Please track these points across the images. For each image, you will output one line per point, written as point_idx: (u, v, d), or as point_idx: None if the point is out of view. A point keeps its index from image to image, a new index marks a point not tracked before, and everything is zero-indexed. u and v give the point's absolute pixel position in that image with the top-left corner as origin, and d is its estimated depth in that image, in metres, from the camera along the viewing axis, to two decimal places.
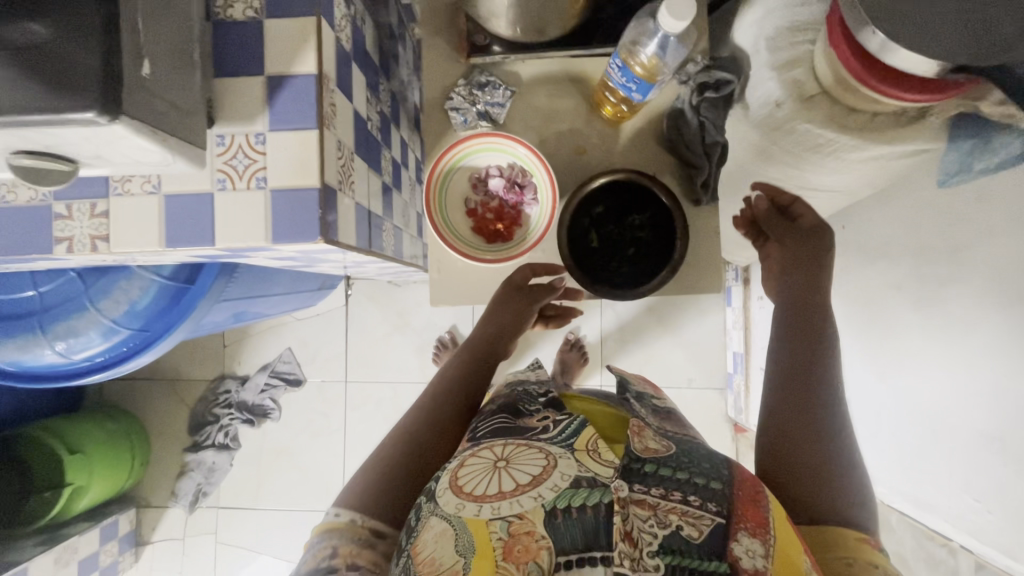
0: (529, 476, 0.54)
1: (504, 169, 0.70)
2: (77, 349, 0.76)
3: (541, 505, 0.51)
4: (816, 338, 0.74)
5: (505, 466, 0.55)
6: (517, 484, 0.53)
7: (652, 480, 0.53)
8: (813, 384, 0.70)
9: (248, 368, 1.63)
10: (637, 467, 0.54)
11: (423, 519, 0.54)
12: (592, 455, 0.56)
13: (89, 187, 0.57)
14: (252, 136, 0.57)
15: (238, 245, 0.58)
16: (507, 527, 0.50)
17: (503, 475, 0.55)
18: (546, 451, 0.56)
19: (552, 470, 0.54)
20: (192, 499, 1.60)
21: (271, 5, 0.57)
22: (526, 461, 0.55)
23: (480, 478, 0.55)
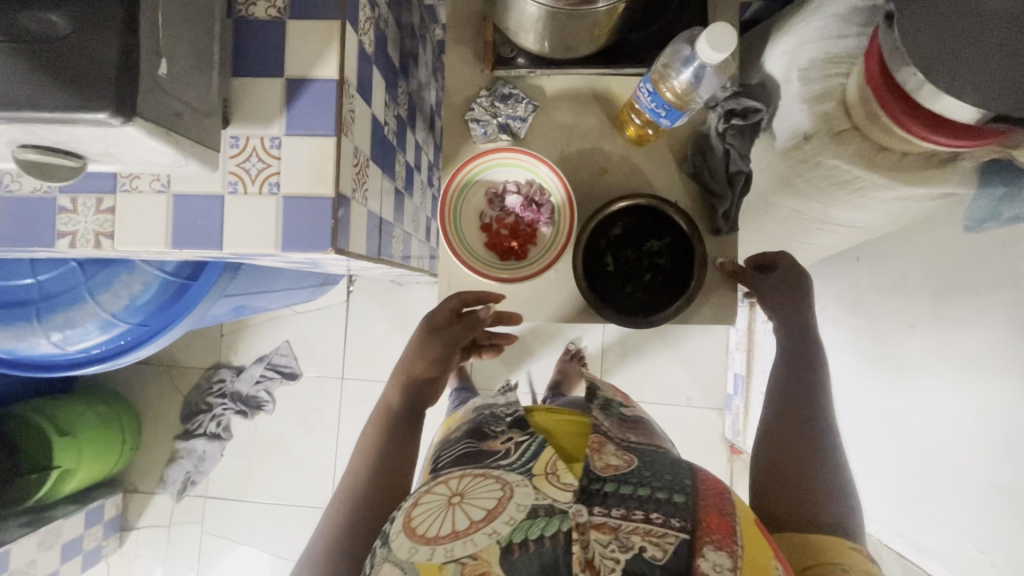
0: (483, 512, 0.51)
1: (522, 186, 0.69)
2: (74, 341, 0.75)
3: (496, 542, 0.49)
4: (812, 381, 0.73)
5: (460, 502, 0.52)
6: (470, 521, 0.51)
7: (612, 501, 0.52)
8: (808, 426, 0.70)
9: (244, 359, 1.62)
10: (594, 489, 0.53)
11: (376, 566, 0.50)
12: (554, 479, 0.54)
13: (96, 181, 0.55)
14: (267, 139, 0.56)
15: (246, 251, 0.56)
16: (460, 570, 0.47)
17: (457, 513, 0.52)
18: (504, 480, 0.54)
19: (507, 503, 0.51)
20: (180, 486, 1.59)
21: (295, 5, 0.55)
22: (479, 493, 0.53)
23: (433, 517, 0.52)
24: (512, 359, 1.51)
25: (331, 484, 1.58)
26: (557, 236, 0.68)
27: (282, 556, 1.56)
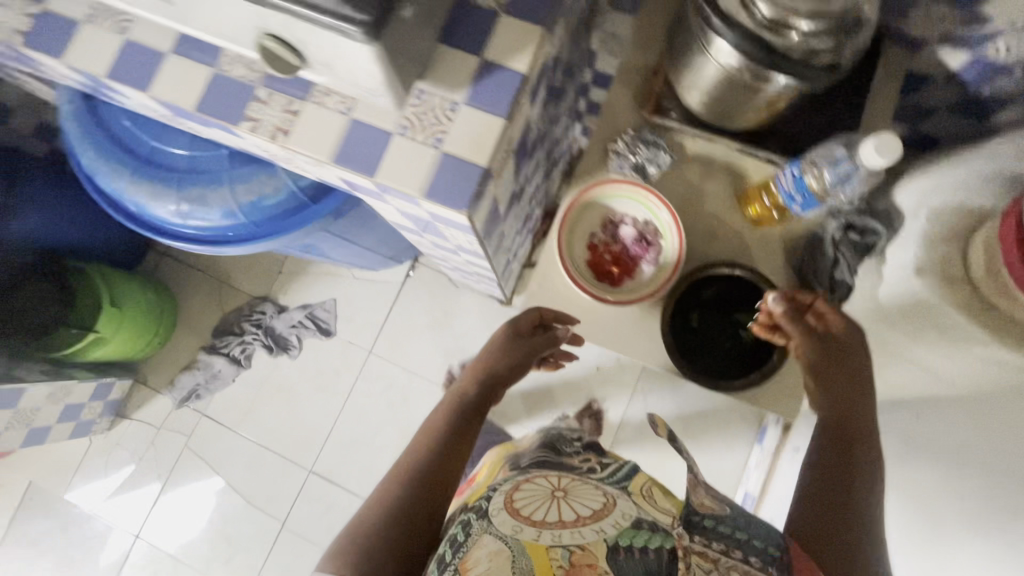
0: (589, 510, 0.63)
1: (639, 222, 0.73)
2: (199, 217, 0.80)
3: (604, 539, 0.58)
4: (864, 461, 0.69)
5: (562, 498, 0.65)
6: (576, 515, 0.62)
7: (715, 535, 0.61)
8: (853, 499, 0.66)
9: (289, 301, 1.67)
10: (697, 521, 0.63)
11: (478, 533, 0.61)
12: (649, 501, 0.67)
13: (294, 86, 0.63)
14: (447, 102, 0.62)
15: (391, 186, 0.62)
16: (568, 555, 0.56)
17: (560, 506, 0.64)
18: (605, 496, 0.66)
19: (611, 508, 0.63)
20: (184, 396, 1.62)
21: (512, 6, 0.63)
22: (579, 499, 0.65)
23: (536, 504, 0.64)
24: (531, 394, 1.52)
25: (319, 448, 1.58)
26: (659, 276, 0.72)
27: (247, 500, 1.55)
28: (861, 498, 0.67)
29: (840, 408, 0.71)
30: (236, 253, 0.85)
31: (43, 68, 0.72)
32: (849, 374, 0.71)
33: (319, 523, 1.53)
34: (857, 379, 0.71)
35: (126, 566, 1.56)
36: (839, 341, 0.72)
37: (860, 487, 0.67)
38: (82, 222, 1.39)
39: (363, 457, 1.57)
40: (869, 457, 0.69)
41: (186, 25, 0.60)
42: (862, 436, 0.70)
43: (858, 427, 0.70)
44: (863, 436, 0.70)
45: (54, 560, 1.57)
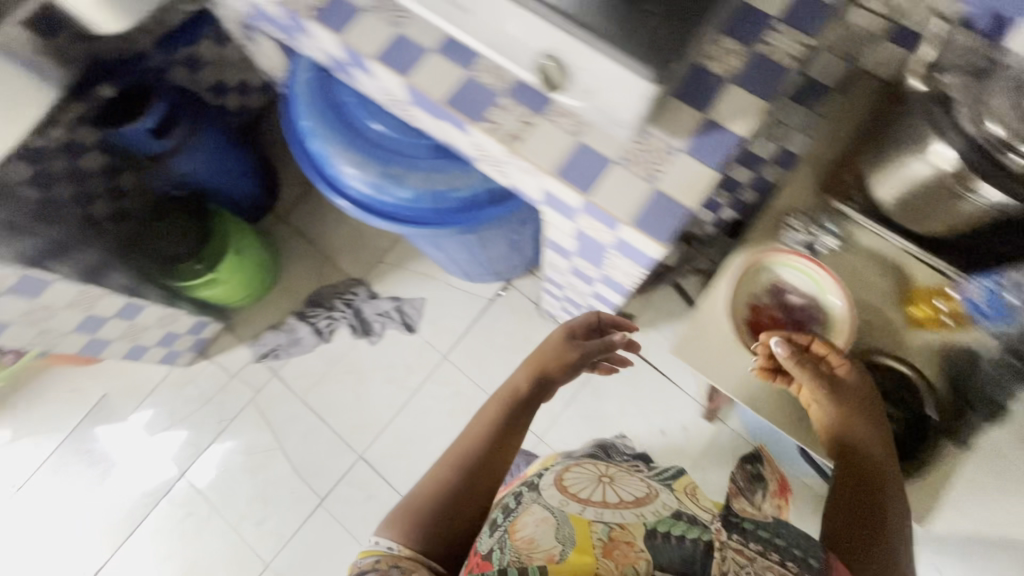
0: (630, 497, 0.87)
1: (804, 297, 0.83)
2: (382, 190, 0.88)
3: (643, 523, 0.77)
4: (893, 500, 0.74)
5: (608, 485, 0.91)
6: (618, 499, 0.86)
7: (750, 533, 0.72)
8: (894, 534, 0.72)
9: (382, 289, 1.74)
10: (735, 521, 0.75)
11: (536, 499, 0.87)
12: (692, 499, 0.92)
13: (534, 101, 0.71)
14: (668, 145, 0.68)
15: (599, 206, 0.68)
16: (608, 530, 0.75)
17: (605, 490, 0.89)
18: (648, 490, 0.91)
19: (652, 499, 0.87)
20: (264, 351, 1.69)
21: (739, 79, 0.70)
22: (622, 489, 0.90)
23: (585, 488, 0.89)
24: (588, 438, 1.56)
25: (375, 437, 1.61)
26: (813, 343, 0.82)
27: (295, 468, 1.58)
28: (897, 531, 0.73)
29: (845, 438, 0.78)
30: (378, 226, 0.93)
31: (309, 36, 0.82)
32: (866, 416, 0.78)
33: (356, 508, 1.55)
34: (873, 419, 0.79)
35: (164, 500, 1.59)
36: (851, 383, 0.79)
37: (898, 521, 0.73)
38: (224, 163, 1.53)
39: (413, 456, 1.58)
40: (896, 496, 0.75)
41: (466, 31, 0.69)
42: (880, 473, 0.76)
43: (876, 463, 0.76)
44: (882, 474, 0.76)
45: (105, 475, 1.63)
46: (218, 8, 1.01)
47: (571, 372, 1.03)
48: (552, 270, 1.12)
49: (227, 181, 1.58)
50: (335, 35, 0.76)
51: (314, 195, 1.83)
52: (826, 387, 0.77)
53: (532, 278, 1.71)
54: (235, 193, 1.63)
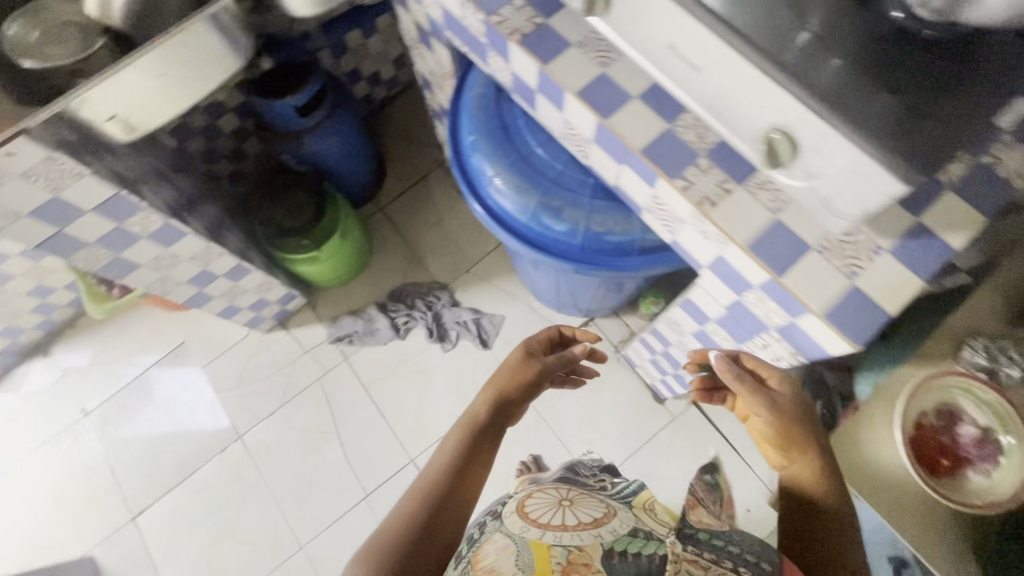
0: (590, 516, 0.74)
1: (977, 425, 0.77)
2: (530, 215, 0.88)
3: (600, 543, 0.67)
4: (842, 512, 0.74)
5: (568, 504, 0.76)
6: (578, 521, 0.72)
7: (705, 542, 0.67)
8: (850, 551, 0.72)
9: (464, 299, 1.74)
10: (689, 532, 0.68)
11: (496, 528, 0.74)
12: (649, 513, 0.79)
13: (735, 169, 0.68)
14: (875, 243, 0.64)
15: (789, 290, 0.64)
16: (566, 555, 0.65)
17: (565, 511, 0.74)
18: (607, 509, 0.76)
19: (611, 516, 0.74)
20: (339, 335, 1.70)
21: (959, 188, 0.66)
22: (583, 509, 0.75)
23: (544, 510, 0.75)
24: None
25: (429, 444, 1.59)
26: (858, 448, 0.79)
27: (346, 457, 1.58)
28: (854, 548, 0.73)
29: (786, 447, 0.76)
30: (503, 240, 0.93)
31: (507, 58, 0.83)
32: (805, 427, 0.76)
33: None
34: (812, 428, 0.76)
35: (216, 459, 1.61)
36: (786, 399, 0.77)
37: (850, 535, 0.73)
38: (351, 151, 1.58)
39: None
40: (845, 506, 0.74)
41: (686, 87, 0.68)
42: (825, 486, 0.74)
43: (820, 474, 0.75)
44: (828, 486, 0.75)
45: (167, 421, 1.66)
46: (407, 12, 1.04)
47: (533, 391, 0.95)
48: (665, 324, 1.10)
49: (347, 167, 1.61)
50: (538, 63, 0.77)
51: (417, 193, 1.85)
52: (764, 406, 0.76)
53: (616, 321, 1.67)
54: (348, 179, 1.67)
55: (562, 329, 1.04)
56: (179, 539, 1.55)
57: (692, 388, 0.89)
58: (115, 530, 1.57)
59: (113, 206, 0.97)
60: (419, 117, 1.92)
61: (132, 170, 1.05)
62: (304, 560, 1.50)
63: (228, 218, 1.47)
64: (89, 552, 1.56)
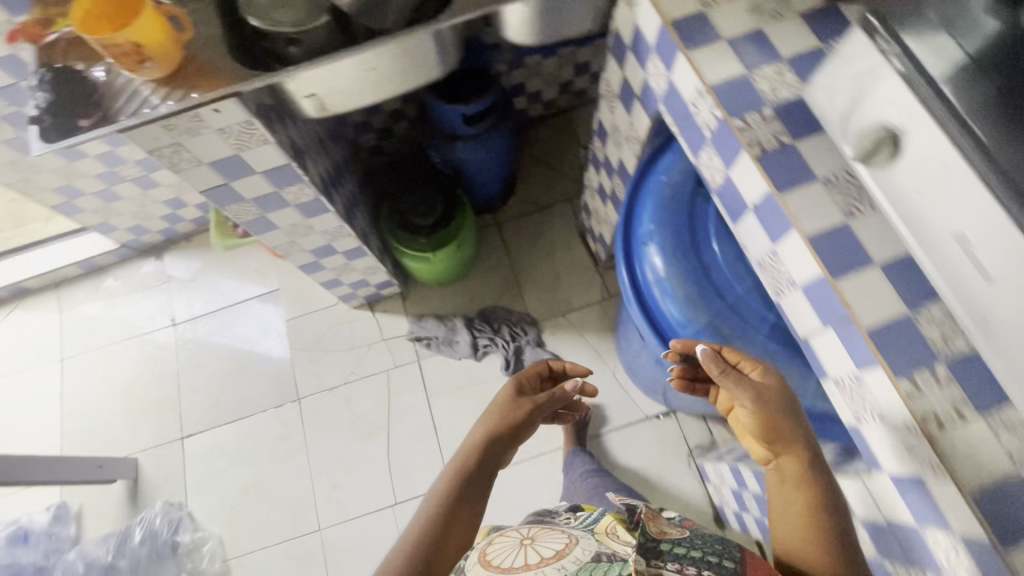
0: (553, 552, 0.80)
1: None
2: (694, 333, 0.85)
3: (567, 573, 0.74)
4: (829, 501, 0.73)
5: (534, 546, 0.83)
6: (541, 557, 0.80)
7: (670, 556, 0.74)
8: (840, 540, 0.71)
9: (549, 342, 1.67)
10: (652, 545, 0.76)
11: None
12: (613, 539, 0.81)
13: (978, 394, 0.58)
14: None
15: (1005, 565, 0.53)
16: None
17: (531, 552, 0.81)
18: (569, 540, 0.83)
19: (573, 548, 0.80)
20: (419, 335, 1.68)
21: None
22: (546, 546, 0.82)
23: (512, 554, 0.82)
24: None
25: None
26: None
27: (388, 458, 1.56)
28: (844, 535, 0.72)
29: (773, 432, 0.75)
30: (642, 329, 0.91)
31: (729, 165, 0.75)
32: (791, 420, 0.75)
33: None
34: (797, 418, 0.75)
35: (271, 411, 1.64)
36: (774, 394, 0.76)
37: (841, 525, 0.72)
38: (493, 165, 1.54)
39: (493, 521, 1.48)
40: (831, 493, 0.74)
41: (958, 290, 0.57)
42: (808, 475, 0.74)
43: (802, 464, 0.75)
44: (813, 474, 0.74)
45: (239, 358, 1.71)
46: (618, 68, 0.99)
47: (526, 426, 1.05)
48: None
49: (483, 179, 1.59)
50: (770, 191, 0.68)
51: (537, 219, 1.80)
52: (749, 398, 0.75)
53: (699, 422, 1.55)
54: (479, 190, 1.64)
55: (551, 365, 1.16)
56: (214, 475, 1.58)
57: (676, 376, 0.89)
58: (163, 442, 1.64)
59: (279, 173, 0.98)
60: (563, 146, 1.87)
61: (304, 140, 1.06)
62: (319, 543, 1.49)
63: (360, 194, 1.48)
64: (135, 454, 1.63)
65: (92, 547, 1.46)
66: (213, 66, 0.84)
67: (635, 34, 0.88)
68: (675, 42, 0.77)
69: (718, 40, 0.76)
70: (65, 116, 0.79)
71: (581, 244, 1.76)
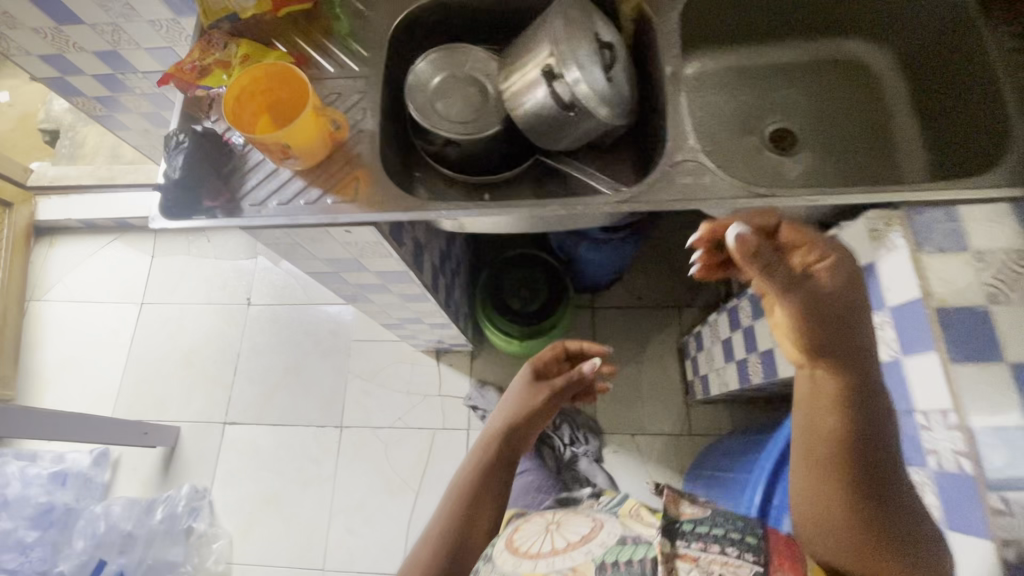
0: (579, 537, 0.68)
1: None
2: None
3: (592, 560, 0.62)
4: (872, 449, 0.57)
5: (556, 530, 0.70)
6: (568, 542, 0.67)
7: (693, 536, 0.56)
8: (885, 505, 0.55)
9: (609, 460, 1.51)
10: (676, 526, 0.58)
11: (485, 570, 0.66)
12: (635, 520, 0.69)
13: None
14: None
15: None
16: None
17: (554, 538, 0.68)
18: (594, 522, 0.70)
19: (598, 531, 0.68)
20: (475, 403, 1.56)
21: None
22: (568, 530, 0.69)
23: (534, 542, 0.69)
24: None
25: None
26: None
27: (408, 522, 1.49)
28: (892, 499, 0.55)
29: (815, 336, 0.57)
30: None
31: (950, 523, 0.57)
32: (843, 331, 0.57)
33: None
34: (853, 322, 0.57)
35: (313, 428, 1.60)
36: (833, 297, 0.56)
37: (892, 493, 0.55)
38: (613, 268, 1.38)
39: None
40: (881, 443, 0.57)
41: None
42: (850, 410, 0.57)
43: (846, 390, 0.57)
44: (859, 413, 0.57)
45: (298, 362, 1.68)
46: None
47: (543, 415, 0.93)
48: None
49: (598, 277, 1.43)
50: None
51: (638, 319, 1.62)
52: (794, 303, 0.56)
53: None
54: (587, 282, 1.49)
55: (569, 346, 1.02)
56: (243, 472, 1.58)
57: (705, 267, 0.68)
58: (207, 420, 1.64)
59: (393, 275, 0.87)
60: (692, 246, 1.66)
61: (427, 233, 0.95)
62: None
63: (465, 258, 1.36)
64: (180, 421, 1.65)
65: (119, 508, 1.48)
66: (359, 168, 0.72)
67: (864, 272, 0.69)
68: (931, 336, 0.58)
69: (991, 361, 0.56)
70: (191, 190, 0.70)
71: (677, 365, 1.57)
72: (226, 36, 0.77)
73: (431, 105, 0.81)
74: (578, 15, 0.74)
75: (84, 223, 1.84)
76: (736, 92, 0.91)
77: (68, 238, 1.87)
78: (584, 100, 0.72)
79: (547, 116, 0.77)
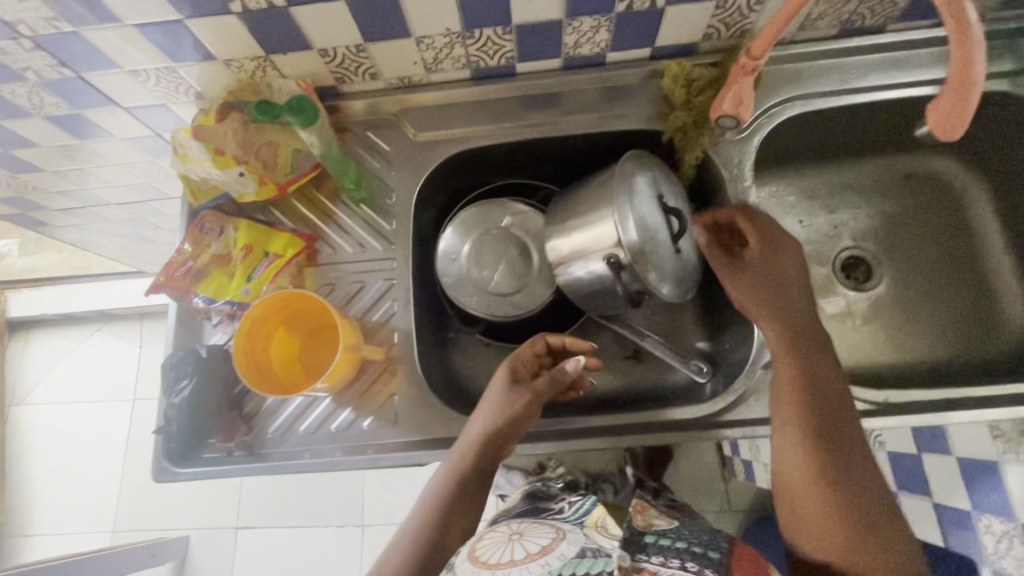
0: (539, 547, 0.49)
1: None
2: None
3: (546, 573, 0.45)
4: (836, 408, 0.54)
5: (519, 538, 0.51)
6: (525, 554, 0.48)
7: (655, 550, 0.48)
8: (840, 450, 0.52)
9: None
10: (638, 539, 0.50)
11: None
12: (602, 533, 0.50)
13: None
14: None
15: None
16: None
17: (515, 546, 0.50)
18: (556, 533, 0.51)
19: (560, 540, 0.49)
20: None
21: None
22: (533, 536, 0.51)
23: (494, 549, 0.50)
24: None
25: None
26: None
27: None
28: (852, 450, 0.53)
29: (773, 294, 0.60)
30: None
31: None
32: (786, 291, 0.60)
33: None
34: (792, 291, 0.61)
35: (332, 528, 1.51)
36: (762, 259, 0.61)
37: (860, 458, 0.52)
38: None
39: None
40: (835, 401, 0.55)
41: None
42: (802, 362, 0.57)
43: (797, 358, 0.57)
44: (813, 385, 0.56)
45: None
46: (914, 444, 0.71)
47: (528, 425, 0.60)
48: None
49: None
50: None
51: None
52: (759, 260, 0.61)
53: None
54: None
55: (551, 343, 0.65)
56: None
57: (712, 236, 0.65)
58: (216, 526, 1.54)
59: None
60: None
61: None
62: None
63: None
64: (187, 528, 1.54)
65: None
66: (393, 379, 0.62)
67: (981, 474, 0.62)
68: None
69: None
70: (198, 428, 0.60)
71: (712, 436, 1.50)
72: (220, 219, 0.64)
73: (471, 278, 0.70)
74: (643, 181, 0.62)
75: (63, 316, 1.69)
76: (801, 217, 0.81)
77: (45, 331, 1.72)
78: (653, 287, 0.61)
79: (608, 297, 0.65)
